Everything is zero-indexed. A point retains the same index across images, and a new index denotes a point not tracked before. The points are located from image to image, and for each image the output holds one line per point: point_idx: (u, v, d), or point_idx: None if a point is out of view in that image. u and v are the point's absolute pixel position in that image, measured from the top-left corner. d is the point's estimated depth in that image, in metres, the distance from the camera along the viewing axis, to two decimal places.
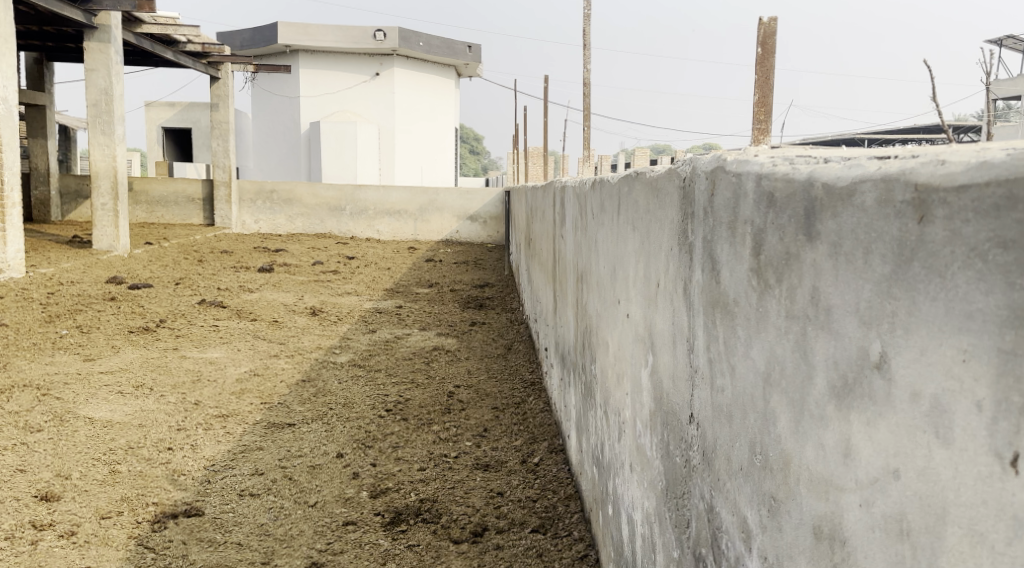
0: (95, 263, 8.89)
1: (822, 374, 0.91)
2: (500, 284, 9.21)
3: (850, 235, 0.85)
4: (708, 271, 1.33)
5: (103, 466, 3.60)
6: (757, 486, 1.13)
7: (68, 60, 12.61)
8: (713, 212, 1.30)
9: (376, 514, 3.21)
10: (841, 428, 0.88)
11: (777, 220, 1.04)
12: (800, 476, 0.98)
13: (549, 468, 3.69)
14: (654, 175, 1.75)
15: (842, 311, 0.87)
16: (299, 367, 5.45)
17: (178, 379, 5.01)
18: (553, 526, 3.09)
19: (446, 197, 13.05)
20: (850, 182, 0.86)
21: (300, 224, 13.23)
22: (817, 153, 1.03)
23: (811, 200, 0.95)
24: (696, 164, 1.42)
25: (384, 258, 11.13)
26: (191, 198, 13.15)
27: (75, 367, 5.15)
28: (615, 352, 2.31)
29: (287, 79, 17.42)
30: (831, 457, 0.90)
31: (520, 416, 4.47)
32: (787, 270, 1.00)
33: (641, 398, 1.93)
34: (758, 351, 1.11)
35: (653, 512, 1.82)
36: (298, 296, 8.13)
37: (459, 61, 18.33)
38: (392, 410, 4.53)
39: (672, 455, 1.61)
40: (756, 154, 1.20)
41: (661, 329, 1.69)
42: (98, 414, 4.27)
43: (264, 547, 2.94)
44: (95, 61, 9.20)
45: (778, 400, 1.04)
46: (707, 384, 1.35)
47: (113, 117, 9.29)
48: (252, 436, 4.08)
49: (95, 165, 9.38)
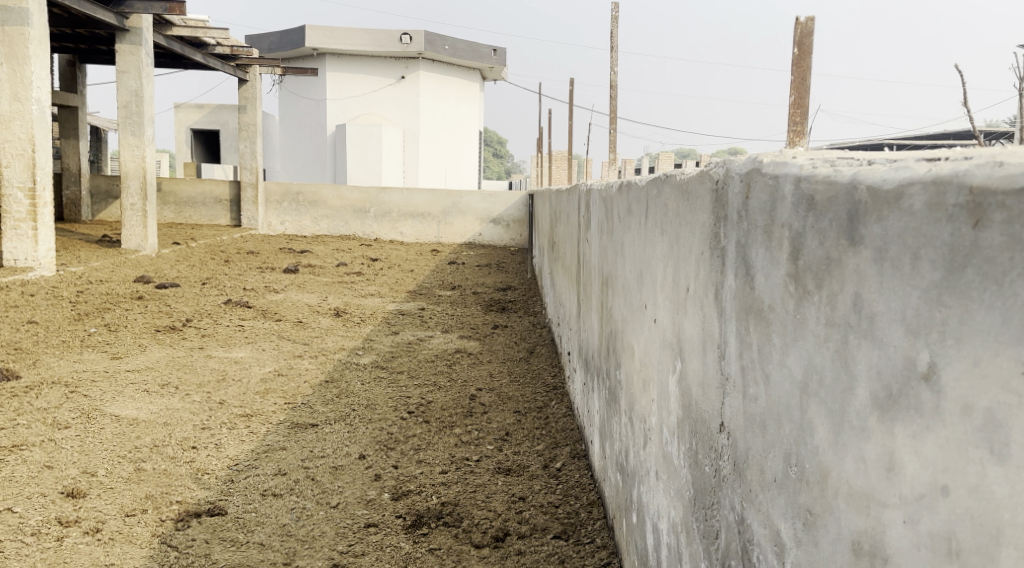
0: (123, 262, 8.99)
1: (865, 384, 0.88)
2: (522, 287, 9.20)
3: (896, 241, 0.82)
4: (742, 276, 1.30)
5: (128, 464, 3.62)
6: (792, 499, 1.09)
7: (101, 63, 12.79)
8: (747, 217, 1.27)
9: (398, 516, 3.20)
10: (883, 441, 0.84)
11: (817, 224, 1.01)
12: (839, 489, 0.94)
13: (572, 473, 3.66)
14: (686, 177, 1.71)
15: (887, 319, 0.83)
16: (322, 367, 5.46)
17: (203, 378, 5.04)
18: (575, 533, 3.06)
19: (469, 200, 13.06)
20: (897, 184, 0.83)
21: (324, 225, 13.30)
22: (861, 154, 1.00)
23: (855, 203, 0.91)
24: (730, 167, 1.39)
25: (407, 260, 11.15)
26: (219, 199, 13.28)
27: (103, 365, 5.20)
28: (641, 358, 2.28)
29: (314, 81, 17.56)
30: (873, 470, 0.86)
31: (542, 420, 4.44)
32: (828, 275, 0.97)
33: (669, 404, 1.89)
34: (795, 357, 1.08)
35: (681, 523, 1.77)
36: (322, 297, 8.16)
37: (484, 64, 18.34)
38: (414, 412, 4.52)
39: (702, 466, 1.57)
40: (794, 156, 1.17)
41: (690, 336, 1.66)
42: (124, 411, 4.30)
43: (287, 548, 2.94)
44: (126, 63, 9.32)
45: (815, 410, 1.01)
46: (739, 394, 1.32)
47: (142, 118, 9.40)
48: (276, 436, 4.09)
49: (124, 166, 9.49)
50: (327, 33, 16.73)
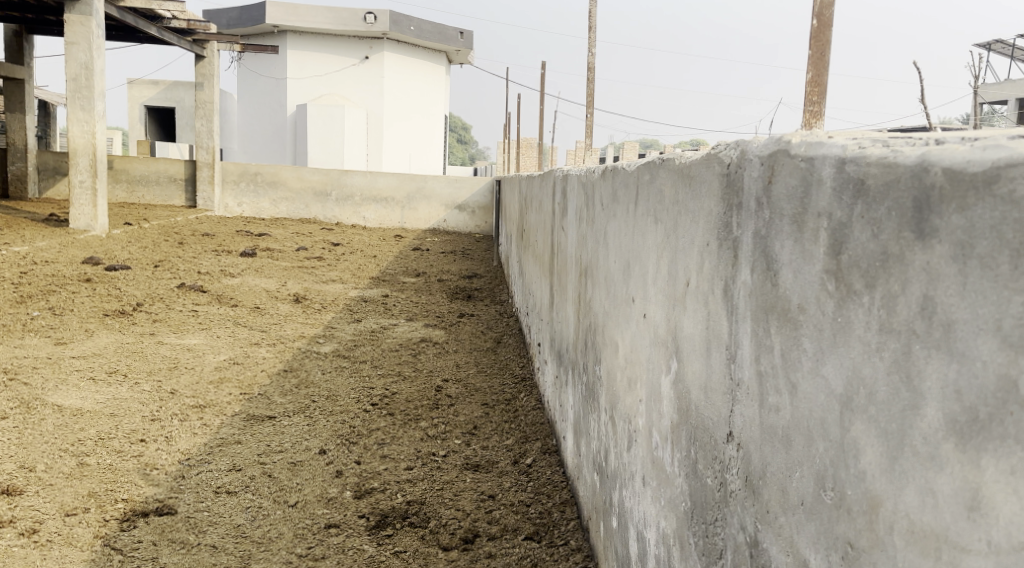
0: (71, 242, 8.59)
1: (937, 405, 0.75)
2: (489, 274, 9.04)
3: (989, 234, 0.69)
4: (761, 270, 1.15)
5: (70, 459, 3.38)
6: (825, 529, 0.96)
7: (49, 34, 12.18)
8: (769, 204, 1.13)
9: (361, 516, 3.02)
10: (964, 473, 0.72)
11: (867, 214, 0.86)
12: (895, 523, 0.81)
13: (543, 470, 3.52)
14: (687, 161, 1.57)
15: (970, 328, 0.71)
16: (280, 356, 5.22)
17: (153, 366, 4.78)
18: (548, 535, 2.92)
19: (434, 185, 12.86)
20: (990, 167, 0.70)
21: (284, 208, 12.93)
22: (920, 134, 0.86)
23: (924, 191, 0.77)
24: (748, 148, 1.25)
25: (369, 245, 10.90)
26: (174, 178, 12.76)
27: (46, 351, 4.92)
28: (626, 355, 2.13)
29: (274, 59, 17.08)
30: (948, 507, 0.73)
31: (511, 413, 4.29)
32: (884, 272, 0.83)
33: (661, 407, 1.76)
34: (834, 368, 0.94)
35: (673, 535, 1.64)
36: (280, 283, 7.86)
37: (450, 47, 18.04)
38: (377, 404, 4.33)
39: (703, 477, 1.43)
40: (830, 136, 1.03)
41: (690, 335, 1.52)
42: (67, 402, 4.05)
43: (240, 551, 2.75)
44: (76, 34, 8.80)
45: (861, 428, 0.87)
46: (754, 401, 1.18)
47: (92, 93, 8.94)
48: (230, 429, 3.86)
49: (72, 143, 9.02)
50: (289, 10, 16.27)
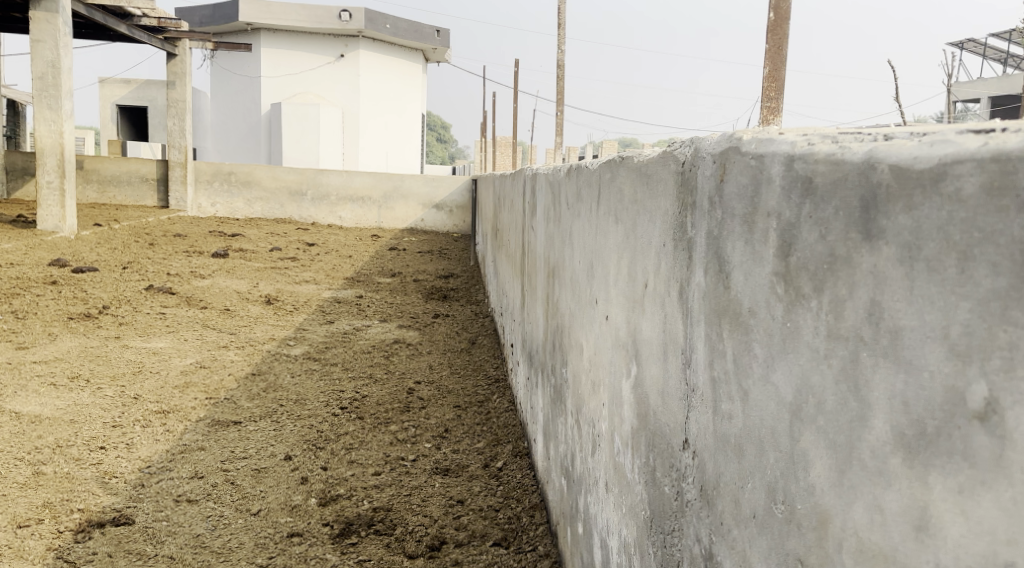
0: (38, 244, 8.41)
1: (885, 416, 0.70)
2: (465, 274, 8.96)
3: (935, 235, 0.65)
4: (714, 273, 1.11)
5: (25, 468, 3.29)
6: (776, 543, 0.92)
7: (16, 32, 11.93)
8: (721, 203, 1.08)
9: (326, 524, 2.95)
10: (913, 488, 0.67)
11: (816, 212, 0.82)
12: (844, 541, 0.77)
13: (513, 473, 3.47)
14: (645, 159, 1.52)
15: (917, 335, 0.67)
16: (249, 359, 5.13)
17: (117, 370, 4.68)
18: (517, 540, 2.87)
19: (411, 184, 12.77)
20: (936, 162, 0.66)
21: (258, 208, 12.79)
22: (872, 129, 0.81)
23: (872, 189, 0.73)
24: (701, 145, 1.20)
25: (346, 245, 10.79)
26: (145, 178, 12.55)
27: (6, 356, 4.79)
28: (590, 358, 2.09)
29: (248, 57, 16.89)
30: (896, 525, 0.69)
31: (483, 415, 4.23)
32: (832, 276, 0.78)
33: (622, 412, 1.71)
34: (784, 375, 0.89)
35: (634, 543, 1.60)
36: (252, 284, 7.75)
37: (427, 45, 17.94)
38: (347, 408, 4.25)
39: (660, 486, 1.39)
40: (781, 133, 0.99)
41: (648, 338, 1.47)
42: (26, 408, 3.94)
43: (199, 562, 2.67)
44: (41, 32, 8.61)
45: (811, 439, 0.83)
46: (708, 408, 1.14)
47: (59, 91, 8.75)
48: (194, 435, 3.78)
49: (39, 142, 8.83)
50: (263, 8, 16.09)
